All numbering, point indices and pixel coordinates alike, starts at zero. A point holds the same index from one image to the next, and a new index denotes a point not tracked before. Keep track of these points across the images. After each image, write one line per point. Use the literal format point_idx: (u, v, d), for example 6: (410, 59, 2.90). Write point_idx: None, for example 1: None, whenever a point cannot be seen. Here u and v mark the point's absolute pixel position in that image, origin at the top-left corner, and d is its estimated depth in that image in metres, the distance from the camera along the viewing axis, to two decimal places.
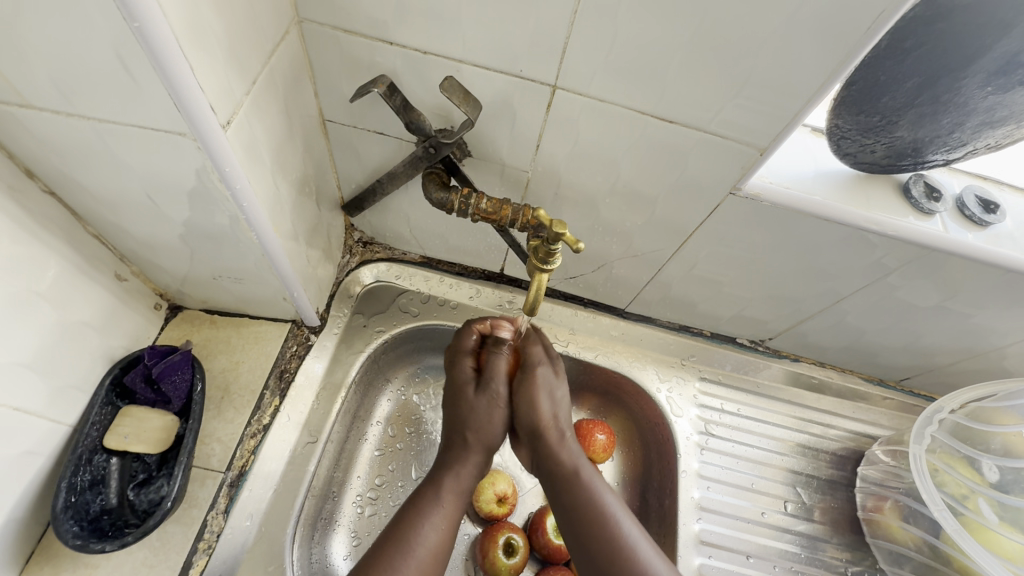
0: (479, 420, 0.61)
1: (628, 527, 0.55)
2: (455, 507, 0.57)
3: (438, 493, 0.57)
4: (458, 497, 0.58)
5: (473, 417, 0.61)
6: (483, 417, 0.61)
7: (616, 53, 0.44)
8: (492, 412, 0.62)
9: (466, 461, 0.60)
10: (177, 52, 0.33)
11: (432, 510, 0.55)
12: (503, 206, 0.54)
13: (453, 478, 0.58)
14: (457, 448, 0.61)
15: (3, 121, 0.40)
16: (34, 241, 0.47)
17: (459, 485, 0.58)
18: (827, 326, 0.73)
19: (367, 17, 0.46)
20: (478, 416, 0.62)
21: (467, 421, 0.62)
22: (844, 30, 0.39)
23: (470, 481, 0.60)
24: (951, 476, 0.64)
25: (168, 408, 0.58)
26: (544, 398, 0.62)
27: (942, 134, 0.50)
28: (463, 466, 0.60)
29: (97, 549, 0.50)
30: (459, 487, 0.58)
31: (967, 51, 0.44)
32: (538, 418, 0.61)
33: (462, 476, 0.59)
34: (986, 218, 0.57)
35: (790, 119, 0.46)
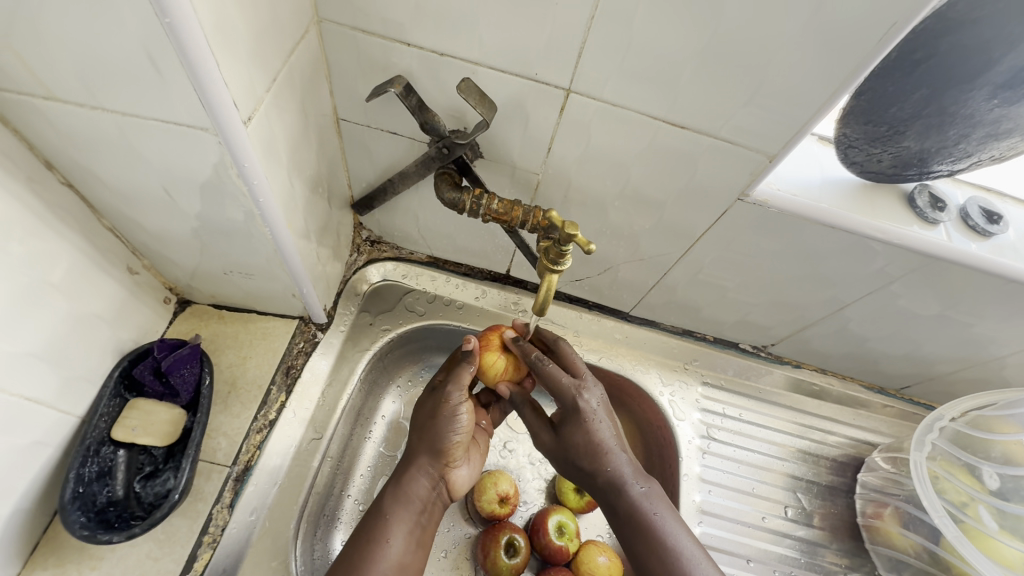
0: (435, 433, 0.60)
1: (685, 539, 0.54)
2: (410, 523, 0.57)
3: (389, 510, 0.57)
4: (412, 512, 0.57)
5: (433, 431, 0.60)
6: (444, 433, 0.59)
7: (631, 58, 0.45)
8: (455, 427, 0.60)
9: (416, 477, 0.59)
10: (204, 49, 0.33)
11: (381, 525, 0.56)
12: (515, 207, 0.55)
13: (400, 494, 0.58)
14: (411, 462, 0.60)
15: (26, 113, 0.40)
16: (50, 232, 0.47)
17: (410, 499, 0.58)
18: (830, 333, 0.73)
19: (385, 18, 0.46)
20: (442, 430, 0.59)
21: (427, 433, 0.61)
22: (856, 41, 0.40)
23: (422, 493, 0.59)
24: (950, 484, 0.65)
25: (176, 401, 0.59)
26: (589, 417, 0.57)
27: (948, 145, 0.51)
28: (415, 483, 0.59)
29: (105, 540, 0.50)
30: (411, 502, 0.58)
31: (974, 65, 0.45)
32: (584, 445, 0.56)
33: (413, 493, 0.58)
34: (989, 228, 0.58)
35: (800, 127, 0.47)
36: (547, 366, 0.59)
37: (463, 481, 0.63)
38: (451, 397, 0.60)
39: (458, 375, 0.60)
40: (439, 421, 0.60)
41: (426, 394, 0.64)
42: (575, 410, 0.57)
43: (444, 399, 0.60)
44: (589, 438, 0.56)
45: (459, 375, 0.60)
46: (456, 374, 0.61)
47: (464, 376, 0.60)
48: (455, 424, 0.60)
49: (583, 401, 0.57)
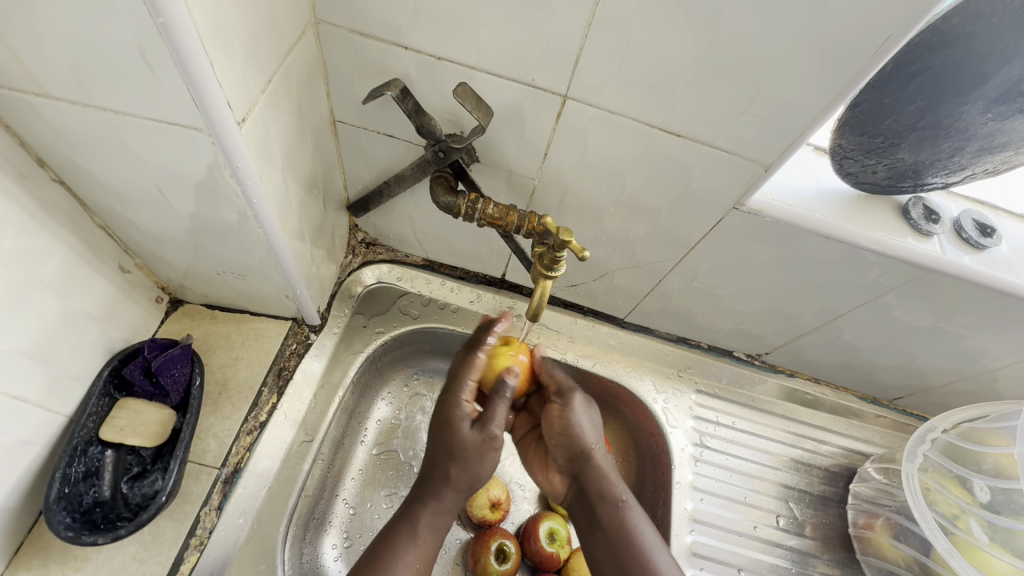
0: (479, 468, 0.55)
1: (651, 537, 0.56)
2: (432, 552, 0.54)
3: (421, 541, 0.53)
4: (436, 538, 0.55)
5: (474, 468, 0.55)
6: (485, 471, 0.55)
7: (628, 66, 0.45)
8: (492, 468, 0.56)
9: (448, 510, 0.55)
10: (199, 49, 0.33)
11: (410, 555, 0.52)
12: (510, 212, 0.55)
13: (435, 519, 0.54)
14: (445, 494, 0.55)
15: (18, 109, 0.40)
16: (41, 229, 0.47)
17: (440, 527, 0.55)
18: (824, 342, 0.73)
19: (383, 22, 0.46)
20: (483, 471, 0.55)
21: (467, 471, 0.55)
22: (852, 53, 0.40)
23: (448, 520, 0.56)
24: (942, 496, 0.65)
25: (165, 402, 0.58)
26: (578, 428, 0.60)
27: (943, 157, 0.51)
28: (445, 513, 0.55)
29: (88, 542, 0.49)
30: (438, 528, 0.55)
31: (969, 79, 0.45)
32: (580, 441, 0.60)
33: (441, 523, 0.55)
34: (983, 241, 0.58)
35: (795, 137, 0.47)
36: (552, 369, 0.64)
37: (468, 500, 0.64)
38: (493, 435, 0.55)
39: (500, 412, 0.56)
40: (484, 459, 0.55)
41: (466, 420, 0.56)
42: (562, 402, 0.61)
43: (491, 438, 0.54)
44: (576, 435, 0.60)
45: (501, 412, 0.56)
46: (496, 411, 0.56)
47: (503, 414, 0.56)
48: (494, 464, 0.56)
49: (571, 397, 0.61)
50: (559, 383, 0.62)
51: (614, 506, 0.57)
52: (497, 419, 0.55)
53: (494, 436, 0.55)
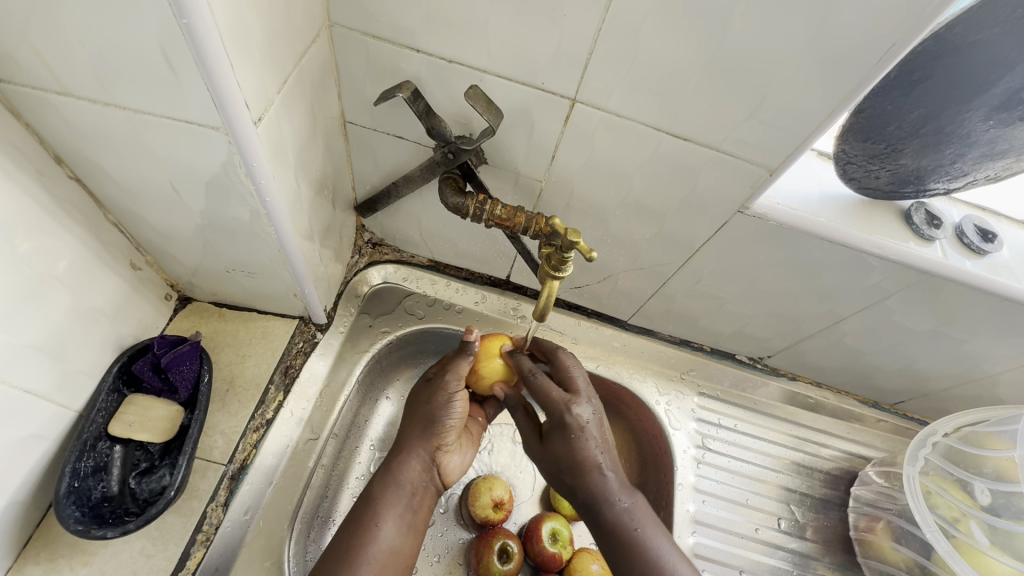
0: (434, 419, 0.60)
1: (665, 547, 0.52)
2: (401, 508, 0.56)
3: (379, 496, 0.56)
4: (404, 498, 0.57)
5: (428, 422, 0.60)
6: (438, 416, 0.60)
7: (636, 71, 0.46)
8: (450, 412, 0.61)
9: (406, 461, 0.58)
10: (220, 50, 0.34)
11: (373, 509, 0.55)
12: (518, 213, 0.56)
13: (389, 478, 0.57)
14: (403, 447, 0.59)
15: (37, 107, 0.41)
16: (56, 225, 0.48)
17: (401, 486, 0.57)
18: (826, 346, 0.74)
19: (396, 25, 0.47)
20: (438, 416, 0.60)
21: (423, 423, 0.60)
22: (857, 60, 0.41)
23: (415, 479, 0.58)
24: (943, 499, 0.65)
25: (174, 398, 0.59)
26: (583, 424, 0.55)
27: (945, 163, 0.52)
28: (405, 467, 0.58)
29: (99, 536, 0.50)
30: (404, 491, 0.57)
31: (972, 86, 0.46)
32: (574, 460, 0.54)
33: (404, 478, 0.57)
34: (984, 247, 0.59)
35: (801, 142, 0.48)
36: (540, 379, 0.59)
37: (454, 468, 0.63)
38: (447, 385, 0.61)
39: (455, 364, 0.62)
40: (434, 408, 0.61)
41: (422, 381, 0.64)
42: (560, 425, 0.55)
43: (442, 387, 0.61)
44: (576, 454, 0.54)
45: (460, 364, 0.62)
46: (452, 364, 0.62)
47: (462, 366, 0.62)
48: (449, 409, 0.61)
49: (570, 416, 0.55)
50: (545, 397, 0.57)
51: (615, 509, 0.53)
52: (453, 371, 0.62)
53: (445, 383, 0.61)
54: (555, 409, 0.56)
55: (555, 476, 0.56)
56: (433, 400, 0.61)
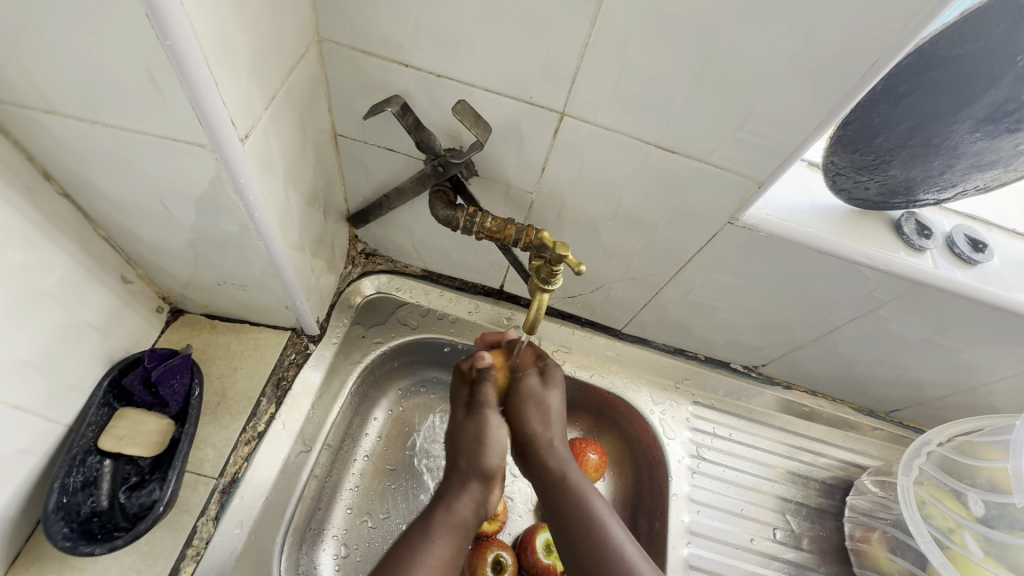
0: (481, 459, 0.60)
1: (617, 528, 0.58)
2: (453, 545, 0.56)
3: (435, 535, 0.55)
4: (456, 535, 0.57)
5: (476, 450, 0.61)
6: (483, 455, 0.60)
7: (623, 85, 0.46)
8: (495, 445, 0.61)
9: (461, 498, 0.59)
10: (204, 70, 0.34)
11: (427, 547, 0.54)
12: (507, 225, 0.56)
13: (449, 516, 0.57)
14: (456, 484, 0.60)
15: (25, 124, 0.41)
16: (46, 240, 0.47)
17: (456, 526, 0.57)
18: (820, 355, 0.74)
19: (385, 40, 0.47)
20: (480, 446, 0.61)
21: (469, 453, 0.61)
22: (843, 74, 0.41)
23: (467, 517, 0.59)
24: (937, 509, 0.65)
25: (165, 411, 0.58)
26: (530, 393, 0.64)
27: (934, 174, 0.52)
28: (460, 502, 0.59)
29: (86, 552, 0.50)
30: (455, 525, 0.57)
31: (959, 98, 0.46)
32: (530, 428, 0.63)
33: (458, 513, 0.58)
34: (975, 257, 0.59)
35: (788, 154, 0.48)
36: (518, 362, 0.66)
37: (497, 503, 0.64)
38: (488, 418, 0.62)
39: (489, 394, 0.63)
40: (479, 445, 0.61)
41: (461, 411, 0.64)
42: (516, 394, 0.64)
43: (484, 424, 0.62)
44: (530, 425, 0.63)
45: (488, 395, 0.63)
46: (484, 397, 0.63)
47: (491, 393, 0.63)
48: (490, 448, 0.61)
49: (525, 384, 0.64)
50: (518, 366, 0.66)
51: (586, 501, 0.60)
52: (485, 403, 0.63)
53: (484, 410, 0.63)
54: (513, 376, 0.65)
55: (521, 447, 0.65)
56: (480, 436, 0.61)
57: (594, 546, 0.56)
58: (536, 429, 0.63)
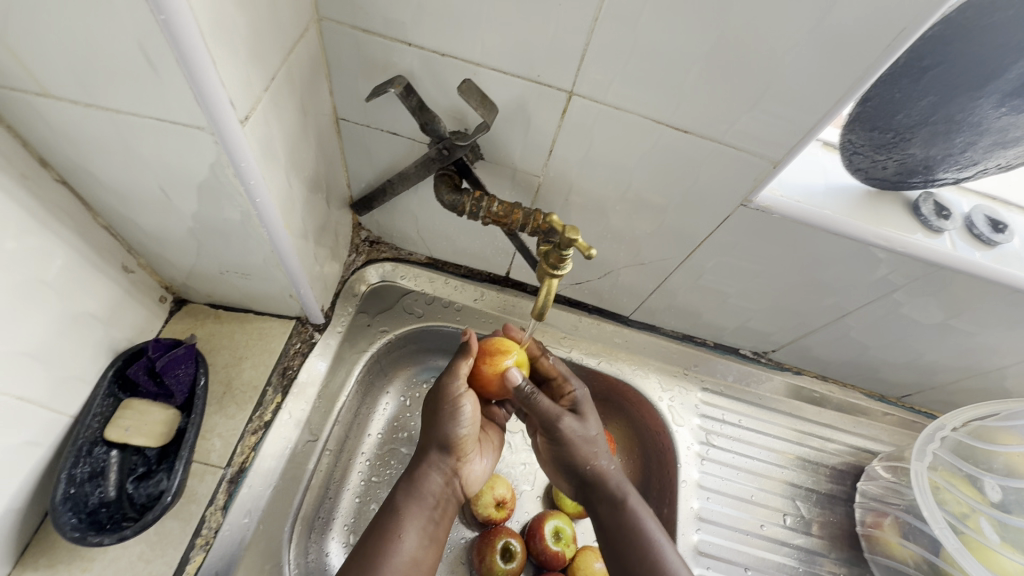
0: (446, 429, 0.60)
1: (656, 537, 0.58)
2: (423, 519, 0.57)
3: (402, 506, 0.56)
4: (424, 507, 0.57)
5: (441, 424, 0.60)
6: (450, 426, 0.60)
7: (634, 62, 0.44)
8: (462, 418, 0.60)
9: (428, 471, 0.60)
10: (201, 48, 0.33)
11: (395, 523, 0.55)
12: (515, 210, 0.55)
13: (415, 492, 0.58)
14: (424, 456, 0.60)
15: (19, 109, 0.39)
16: (44, 229, 0.47)
17: (426, 501, 0.58)
18: (831, 340, 0.73)
19: (387, 18, 0.46)
20: (449, 420, 0.60)
21: (434, 428, 0.61)
22: (865, 47, 0.40)
23: (434, 489, 0.59)
24: (952, 495, 0.64)
25: (170, 401, 0.58)
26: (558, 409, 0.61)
27: (954, 153, 0.50)
28: (427, 479, 0.59)
29: (95, 543, 0.49)
30: (424, 498, 0.58)
31: (983, 73, 0.44)
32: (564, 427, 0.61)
33: (426, 489, 0.58)
34: (995, 238, 0.57)
35: (805, 133, 0.46)
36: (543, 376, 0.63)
37: (474, 478, 0.65)
38: (452, 391, 0.61)
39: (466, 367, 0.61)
40: (444, 416, 0.60)
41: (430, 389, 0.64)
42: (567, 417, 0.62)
43: (449, 396, 0.61)
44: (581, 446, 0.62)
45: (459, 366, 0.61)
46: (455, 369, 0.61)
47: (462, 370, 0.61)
48: (459, 419, 0.60)
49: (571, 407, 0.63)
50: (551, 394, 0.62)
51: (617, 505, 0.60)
52: (452, 374, 0.61)
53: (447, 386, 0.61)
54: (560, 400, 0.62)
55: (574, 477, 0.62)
56: (444, 411, 0.61)
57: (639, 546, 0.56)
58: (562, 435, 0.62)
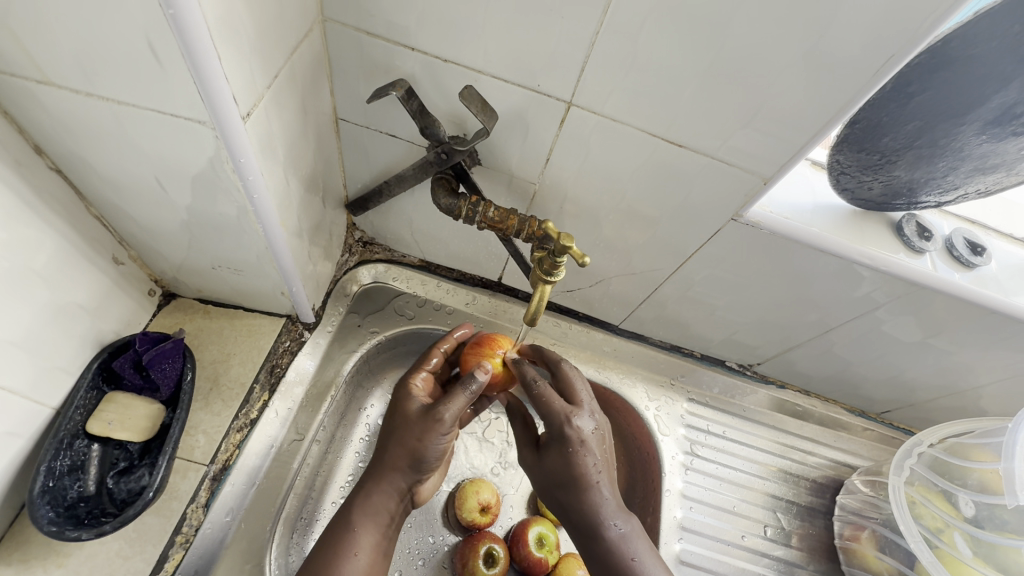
0: (422, 450, 0.56)
1: (639, 547, 0.54)
2: (377, 535, 0.56)
3: (357, 523, 0.55)
4: (380, 523, 0.56)
5: (416, 444, 0.56)
6: (425, 452, 0.56)
7: (633, 76, 0.45)
8: (436, 449, 0.57)
9: (384, 492, 0.57)
10: (207, 44, 0.33)
11: (350, 539, 0.54)
12: (510, 216, 0.56)
13: (368, 506, 0.56)
14: (382, 475, 0.57)
15: (17, 94, 0.39)
16: (35, 218, 0.46)
17: (377, 517, 0.56)
18: (816, 354, 0.74)
19: (390, 22, 0.46)
20: (424, 452, 0.56)
21: (409, 451, 0.56)
22: (854, 74, 0.41)
23: (389, 506, 0.57)
24: (927, 509, 0.66)
25: (155, 396, 0.57)
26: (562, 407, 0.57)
27: (937, 176, 0.52)
28: (383, 498, 0.57)
29: (73, 537, 0.48)
30: (377, 515, 0.56)
31: (965, 101, 0.46)
32: (562, 416, 0.56)
33: (381, 505, 0.57)
34: (973, 260, 0.59)
35: (795, 152, 0.47)
36: (542, 389, 0.58)
37: (427, 492, 0.63)
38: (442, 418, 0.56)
39: (456, 400, 0.56)
40: (422, 435, 0.56)
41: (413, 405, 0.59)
42: (561, 437, 0.56)
43: (436, 420, 0.56)
44: (574, 469, 0.55)
45: (456, 398, 0.56)
46: (451, 396, 0.56)
47: (461, 401, 0.56)
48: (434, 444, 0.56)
49: (573, 427, 0.56)
50: (547, 407, 0.57)
51: (609, 531, 0.54)
52: (448, 404, 0.56)
53: (440, 417, 0.56)
54: (555, 420, 0.57)
55: (552, 489, 0.57)
56: (421, 433, 0.56)
57: (615, 563, 0.53)
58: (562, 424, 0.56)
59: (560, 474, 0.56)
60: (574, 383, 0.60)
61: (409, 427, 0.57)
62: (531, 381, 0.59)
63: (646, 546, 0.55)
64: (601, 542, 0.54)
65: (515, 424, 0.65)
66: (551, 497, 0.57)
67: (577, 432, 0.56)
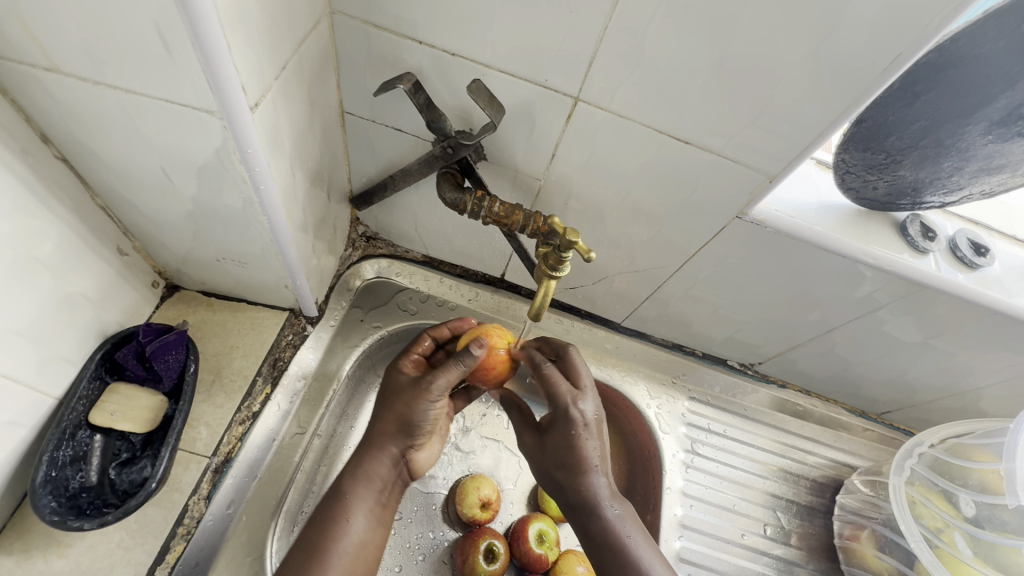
0: (410, 416, 0.57)
1: (631, 529, 0.55)
2: (371, 501, 0.56)
3: (350, 491, 0.56)
4: (373, 488, 0.57)
5: (406, 410, 0.57)
6: (414, 417, 0.57)
7: (640, 72, 0.45)
8: (426, 418, 0.57)
9: (377, 458, 0.57)
10: (217, 33, 0.33)
11: (343, 505, 0.55)
12: (515, 211, 0.56)
13: (359, 472, 0.56)
14: (374, 442, 0.58)
15: (25, 82, 0.39)
16: (40, 207, 0.46)
17: (368, 482, 0.56)
18: (817, 354, 0.74)
19: (399, 16, 0.46)
20: (414, 417, 0.56)
21: (399, 414, 0.57)
22: (862, 72, 0.41)
23: (381, 471, 0.57)
24: (927, 509, 0.66)
25: (158, 387, 0.57)
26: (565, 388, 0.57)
27: (942, 176, 0.52)
28: (375, 463, 0.57)
29: (75, 527, 0.48)
30: (370, 479, 0.57)
31: (972, 100, 0.46)
32: (564, 398, 0.57)
33: (375, 472, 0.57)
34: (976, 261, 0.59)
35: (802, 150, 0.47)
36: (547, 371, 0.58)
37: (422, 463, 0.62)
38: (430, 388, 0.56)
39: (446, 370, 0.56)
40: (410, 401, 0.57)
41: (404, 374, 0.60)
42: (566, 418, 0.56)
43: (426, 388, 0.56)
44: (574, 450, 0.55)
45: (449, 370, 0.56)
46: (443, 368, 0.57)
47: (452, 373, 0.56)
48: (425, 412, 0.57)
49: (575, 408, 0.56)
50: (551, 387, 0.57)
51: (604, 515, 0.55)
52: (439, 372, 0.56)
53: (429, 384, 0.56)
54: (560, 400, 0.57)
55: (548, 473, 0.57)
56: (411, 399, 0.57)
57: (612, 547, 0.54)
58: (564, 404, 0.56)
59: (560, 456, 0.56)
60: (575, 366, 0.60)
61: (399, 395, 0.58)
62: (539, 363, 0.59)
63: (638, 530, 0.55)
64: (596, 525, 0.55)
65: (512, 414, 0.65)
66: (550, 482, 0.58)
67: (578, 413, 0.56)
